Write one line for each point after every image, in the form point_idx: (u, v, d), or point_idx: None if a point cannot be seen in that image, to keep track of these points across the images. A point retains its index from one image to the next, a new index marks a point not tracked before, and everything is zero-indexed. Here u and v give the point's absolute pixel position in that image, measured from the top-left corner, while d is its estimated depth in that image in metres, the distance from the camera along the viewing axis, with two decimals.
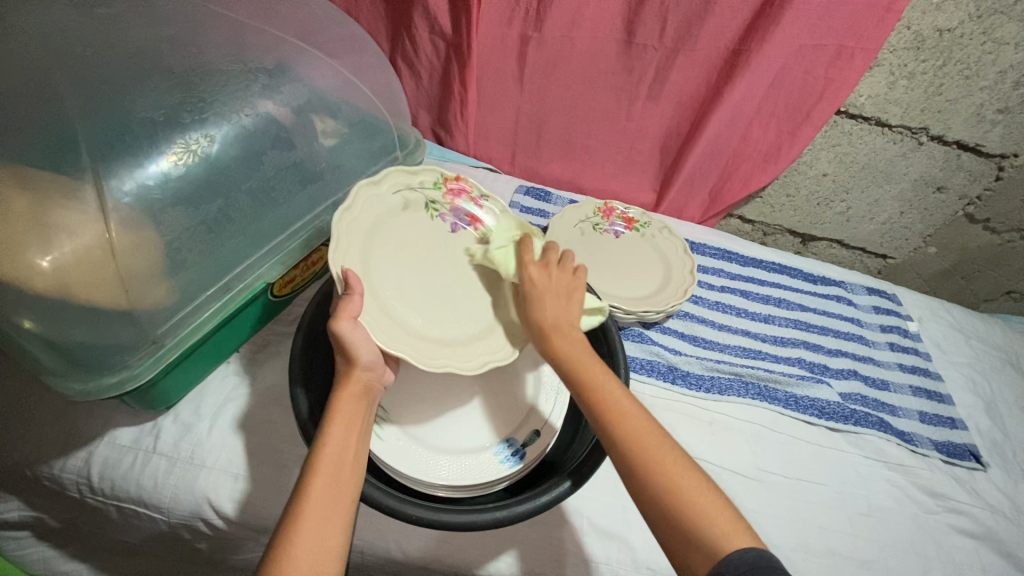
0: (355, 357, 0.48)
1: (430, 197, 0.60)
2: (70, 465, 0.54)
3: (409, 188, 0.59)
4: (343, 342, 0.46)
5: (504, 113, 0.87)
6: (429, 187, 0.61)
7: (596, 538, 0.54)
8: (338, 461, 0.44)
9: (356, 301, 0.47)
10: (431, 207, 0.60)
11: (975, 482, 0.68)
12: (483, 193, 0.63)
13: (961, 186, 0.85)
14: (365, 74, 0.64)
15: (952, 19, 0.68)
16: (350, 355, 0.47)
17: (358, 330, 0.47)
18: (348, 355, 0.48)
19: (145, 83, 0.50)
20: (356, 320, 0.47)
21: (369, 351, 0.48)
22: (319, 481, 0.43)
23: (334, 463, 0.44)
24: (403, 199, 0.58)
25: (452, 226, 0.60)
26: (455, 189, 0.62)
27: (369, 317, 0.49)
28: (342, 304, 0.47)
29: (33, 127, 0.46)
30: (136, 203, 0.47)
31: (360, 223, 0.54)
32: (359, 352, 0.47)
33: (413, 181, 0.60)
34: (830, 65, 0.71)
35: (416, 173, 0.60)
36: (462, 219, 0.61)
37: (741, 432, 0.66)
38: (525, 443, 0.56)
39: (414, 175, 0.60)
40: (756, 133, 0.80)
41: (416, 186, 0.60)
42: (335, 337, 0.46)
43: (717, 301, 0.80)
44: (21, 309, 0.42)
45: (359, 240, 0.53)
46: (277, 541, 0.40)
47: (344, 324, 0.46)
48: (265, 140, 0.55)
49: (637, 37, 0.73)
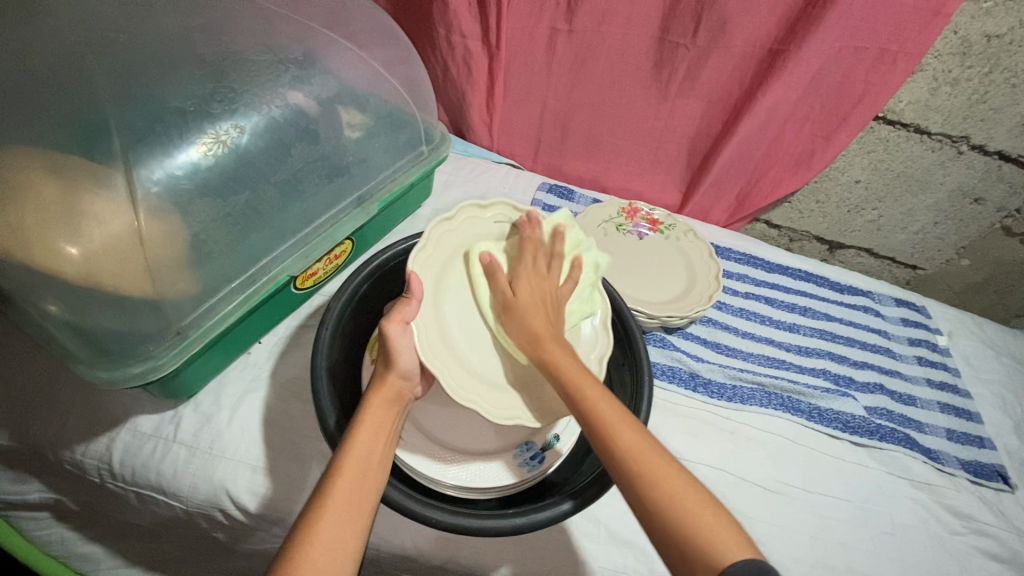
0: (396, 361, 0.50)
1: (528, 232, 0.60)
2: (92, 450, 0.54)
3: (510, 223, 0.61)
4: (388, 344, 0.49)
5: (530, 109, 0.85)
6: (529, 227, 0.61)
7: (614, 545, 0.53)
8: (364, 461, 0.44)
9: (411, 306, 0.50)
10: (525, 246, 0.60)
11: (1002, 504, 0.66)
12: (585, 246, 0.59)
13: (1000, 198, 0.83)
14: (394, 67, 0.63)
15: (1002, 24, 0.65)
16: (393, 358, 0.49)
17: (404, 336, 0.50)
18: (390, 360, 0.50)
19: (177, 71, 0.50)
20: (406, 325, 0.50)
21: (411, 359, 0.50)
22: (345, 477, 0.43)
23: (359, 464, 0.44)
24: (500, 231, 0.60)
25: None
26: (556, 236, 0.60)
27: (422, 325, 0.51)
28: (398, 308, 0.50)
29: (66, 113, 0.46)
30: (164, 192, 0.46)
31: (447, 235, 0.57)
32: (403, 359, 0.50)
33: (515, 216, 0.61)
34: (870, 68, 0.69)
35: (521, 211, 0.61)
36: None
37: (762, 443, 0.65)
38: (544, 447, 0.55)
39: (520, 210, 0.61)
40: (789, 136, 0.78)
41: (518, 220, 0.61)
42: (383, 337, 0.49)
43: (742, 308, 0.79)
44: (49, 293, 0.42)
45: (442, 252, 0.56)
46: (295, 535, 0.40)
47: (394, 325, 0.49)
48: (293, 132, 0.54)
49: (670, 35, 0.71)
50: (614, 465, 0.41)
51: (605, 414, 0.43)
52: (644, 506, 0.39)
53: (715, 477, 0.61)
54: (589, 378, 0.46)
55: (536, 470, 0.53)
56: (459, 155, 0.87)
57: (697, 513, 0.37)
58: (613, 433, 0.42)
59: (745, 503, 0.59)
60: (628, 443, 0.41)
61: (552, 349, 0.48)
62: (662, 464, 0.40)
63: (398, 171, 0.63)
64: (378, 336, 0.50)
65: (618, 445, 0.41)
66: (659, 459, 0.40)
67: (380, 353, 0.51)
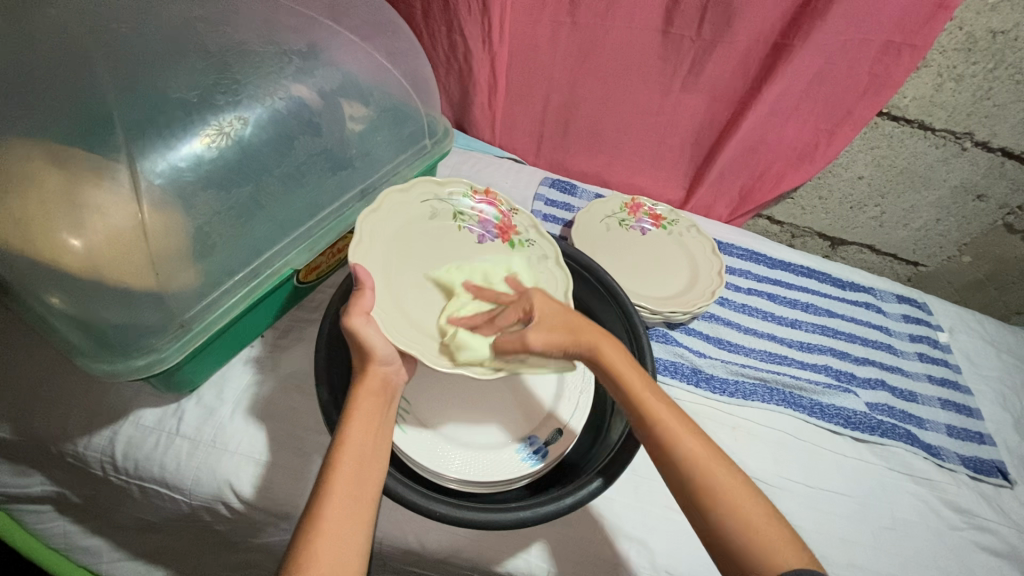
0: (371, 352, 0.49)
1: (458, 208, 0.62)
2: (95, 443, 0.54)
3: (438, 199, 0.62)
4: (355, 338, 0.48)
5: (532, 103, 0.85)
6: (458, 198, 0.63)
7: (616, 539, 0.53)
8: (360, 457, 0.44)
9: (366, 295, 0.49)
10: (458, 218, 0.62)
11: (1001, 500, 0.66)
12: (513, 206, 0.64)
13: (1003, 195, 0.83)
14: (398, 60, 0.62)
15: (1008, 20, 0.65)
16: (365, 348, 0.48)
17: (369, 326, 0.49)
18: (364, 352, 0.49)
19: (180, 62, 0.49)
20: (368, 316, 0.49)
21: (386, 346, 0.49)
22: (339, 477, 0.42)
23: (354, 459, 0.44)
24: (430, 208, 0.61)
25: (480, 236, 0.62)
26: (484, 200, 0.64)
27: (382, 314, 0.51)
28: (354, 301, 0.49)
29: (67, 104, 0.45)
30: (168, 184, 0.46)
31: (382, 226, 0.56)
32: (378, 347, 0.49)
33: (440, 192, 0.62)
34: (875, 61, 0.69)
35: (444, 184, 0.63)
36: (491, 230, 0.62)
37: (764, 438, 0.65)
38: (547, 442, 0.55)
39: (443, 186, 0.62)
40: (792, 131, 0.78)
41: (444, 195, 0.62)
42: (348, 332, 0.48)
43: (744, 303, 0.79)
44: (52, 286, 0.42)
45: (380, 244, 0.56)
46: (301, 532, 0.40)
47: (357, 320, 0.48)
48: (296, 124, 0.54)
49: (674, 28, 0.70)
50: (679, 465, 0.43)
51: (658, 414, 0.45)
52: (720, 531, 0.40)
53: None
54: (639, 375, 0.47)
55: (540, 464, 0.53)
56: (461, 149, 0.86)
57: (758, 524, 0.40)
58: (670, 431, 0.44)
59: None
60: (690, 448, 0.43)
61: (606, 346, 0.49)
62: (720, 468, 0.43)
63: (402, 164, 0.62)
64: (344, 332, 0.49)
65: (673, 445, 0.44)
66: (717, 464, 0.43)
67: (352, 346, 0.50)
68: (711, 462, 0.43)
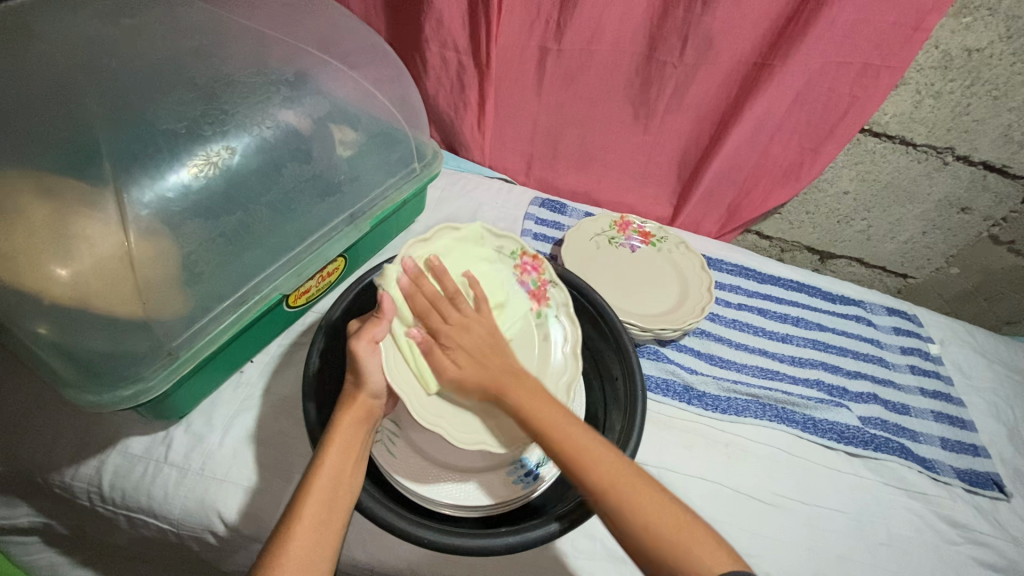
0: (365, 379, 0.49)
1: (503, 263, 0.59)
2: (81, 473, 0.53)
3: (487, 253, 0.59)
4: (356, 360, 0.49)
5: (522, 125, 0.86)
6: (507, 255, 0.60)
7: (610, 561, 0.53)
8: (334, 481, 0.45)
9: (381, 324, 0.50)
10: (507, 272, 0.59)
11: (998, 513, 0.66)
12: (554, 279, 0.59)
13: (987, 207, 0.84)
14: (385, 86, 0.64)
15: (982, 38, 0.67)
16: (361, 374, 0.48)
17: (373, 355, 0.49)
18: (359, 378, 0.49)
19: (168, 94, 0.50)
20: (375, 344, 0.50)
21: (380, 378, 0.49)
22: (313, 498, 0.43)
23: (327, 486, 0.44)
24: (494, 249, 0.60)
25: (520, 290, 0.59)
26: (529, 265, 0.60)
27: (395, 346, 0.51)
28: (368, 326, 0.50)
29: (57, 137, 0.46)
30: (155, 214, 0.46)
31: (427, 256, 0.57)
32: (372, 376, 0.49)
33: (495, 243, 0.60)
34: (854, 83, 0.70)
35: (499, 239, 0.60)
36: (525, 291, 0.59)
37: (758, 455, 0.64)
38: (538, 464, 0.54)
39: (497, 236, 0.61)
40: (777, 149, 0.79)
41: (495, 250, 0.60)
42: (351, 354, 0.49)
43: (734, 319, 0.79)
44: (39, 317, 0.42)
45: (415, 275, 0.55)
46: (268, 553, 0.41)
47: (363, 344, 0.49)
48: (285, 152, 0.55)
49: (658, 52, 0.72)
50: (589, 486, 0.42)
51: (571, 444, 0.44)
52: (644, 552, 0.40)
53: (709, 489, 0.61)
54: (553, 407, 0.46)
55: (531, 487, 0.52)
56: (452, 171, 0.87)
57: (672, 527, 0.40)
58: (572, 451, 0.43)
59: (741, 517, 0.59)
60: (597, 464, 0.43)
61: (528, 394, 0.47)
62: (634, 482, 0.42)
63: (390, 188, 0.64)
64: (346, 352, 0.50)
65: (587, 471, 0.42)
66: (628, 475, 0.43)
67: (350, 372, 0.50)
68: (609, 467, 0.43)
